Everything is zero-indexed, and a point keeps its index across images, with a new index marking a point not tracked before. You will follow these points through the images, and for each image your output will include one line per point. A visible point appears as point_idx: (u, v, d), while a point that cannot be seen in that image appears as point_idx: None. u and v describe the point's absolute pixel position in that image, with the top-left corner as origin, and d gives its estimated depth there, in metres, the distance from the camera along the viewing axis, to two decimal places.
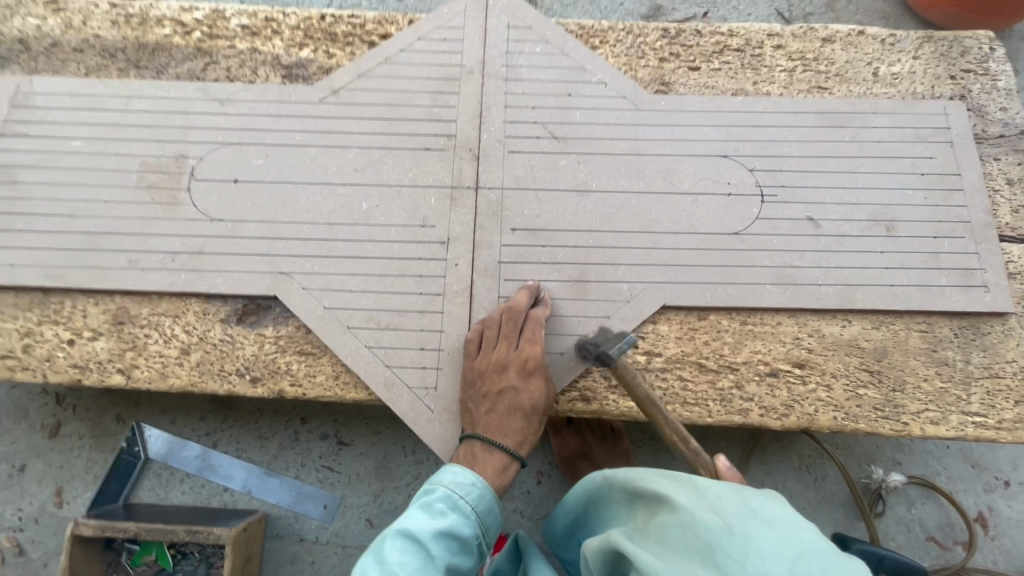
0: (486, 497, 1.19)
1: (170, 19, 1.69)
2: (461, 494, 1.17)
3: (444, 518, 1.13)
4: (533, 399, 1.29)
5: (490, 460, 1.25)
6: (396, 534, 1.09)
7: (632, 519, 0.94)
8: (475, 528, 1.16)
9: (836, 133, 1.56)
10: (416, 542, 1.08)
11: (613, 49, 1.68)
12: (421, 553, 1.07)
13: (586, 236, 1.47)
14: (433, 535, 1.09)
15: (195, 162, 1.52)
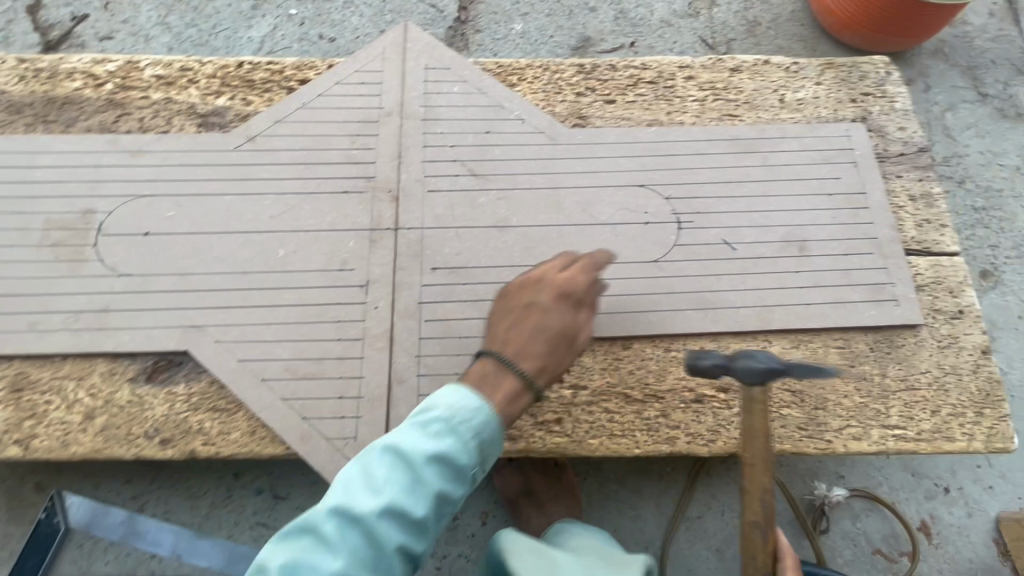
0: (490, 427, 1.06)
1: (81, 73, 1.66)
2: (456, 422, 1.04)
3: (421, 463, 0.99)
4: (552, 325, 1.24)
5: (485, 367, 1.16)
6: (354, 487, 0.96)
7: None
8: (469, 458, 1.03)
9: (747, 158, 1.61)
10: (378, 499, 0.95)
11: (530, 86, 1.72)
12: (391, 506, 0.94)
13: (508, 271, 1.46)
14: (405, 485, 0.96)
15: (102, 217, 1.47)
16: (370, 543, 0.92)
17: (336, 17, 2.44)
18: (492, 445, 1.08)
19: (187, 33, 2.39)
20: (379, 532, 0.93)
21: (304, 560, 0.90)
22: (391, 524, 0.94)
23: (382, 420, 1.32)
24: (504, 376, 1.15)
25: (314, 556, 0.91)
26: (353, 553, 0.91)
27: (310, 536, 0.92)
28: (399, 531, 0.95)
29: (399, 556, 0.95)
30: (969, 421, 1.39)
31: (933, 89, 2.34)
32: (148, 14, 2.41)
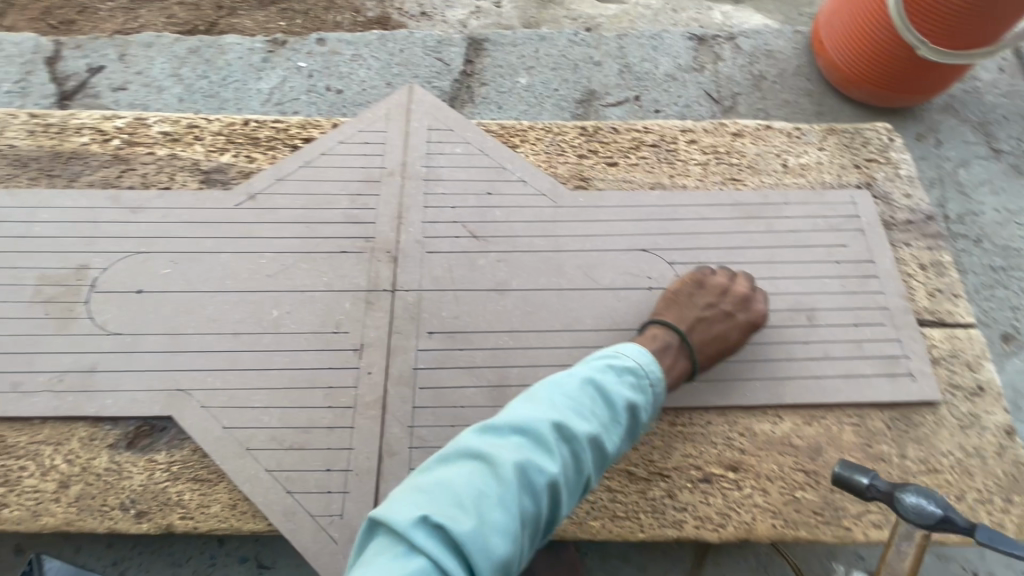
0: (663, 393, 1.15)
1: (89, 128, 1.69)
2: (647, 376, 1.11)
3: (631, 406, 1.06)
4: (721, 333, 1.36)
5: (660, 344, 1.32)
6: (529, 431, 0.94)
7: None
8: (650, 406, 1.11)
9: (752, 223, 1.59)
10: (561, 440, 0.96)
11: (533, 147, 1.72)
12: (574, 449, 0.96)
13: (507, 337, 1.42)
14: (594, 428, 0.99)
15: (97, 273, 1.45)
16: (559, 484, 0.93)
17: (343, 69, 2.49)
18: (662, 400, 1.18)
19: (198, 84, 2.45)
20: (563, 475, 0.94)
21: (487, 498, 0.86)
22: (572, 466, 0.95)
23: (371, 496, 1.25)
24: (663, 358, 1.31)
25: (498, 494, 0.87)
26: (538, 491, 0.90)
27: (489, 475, 0.88)
28: (575, 474, 0.96)
29: (567, 500, 0.96)
30: (998, 509, 1.30)
31: (945, 144, 2.37)
32: (162, 67, 2.48)
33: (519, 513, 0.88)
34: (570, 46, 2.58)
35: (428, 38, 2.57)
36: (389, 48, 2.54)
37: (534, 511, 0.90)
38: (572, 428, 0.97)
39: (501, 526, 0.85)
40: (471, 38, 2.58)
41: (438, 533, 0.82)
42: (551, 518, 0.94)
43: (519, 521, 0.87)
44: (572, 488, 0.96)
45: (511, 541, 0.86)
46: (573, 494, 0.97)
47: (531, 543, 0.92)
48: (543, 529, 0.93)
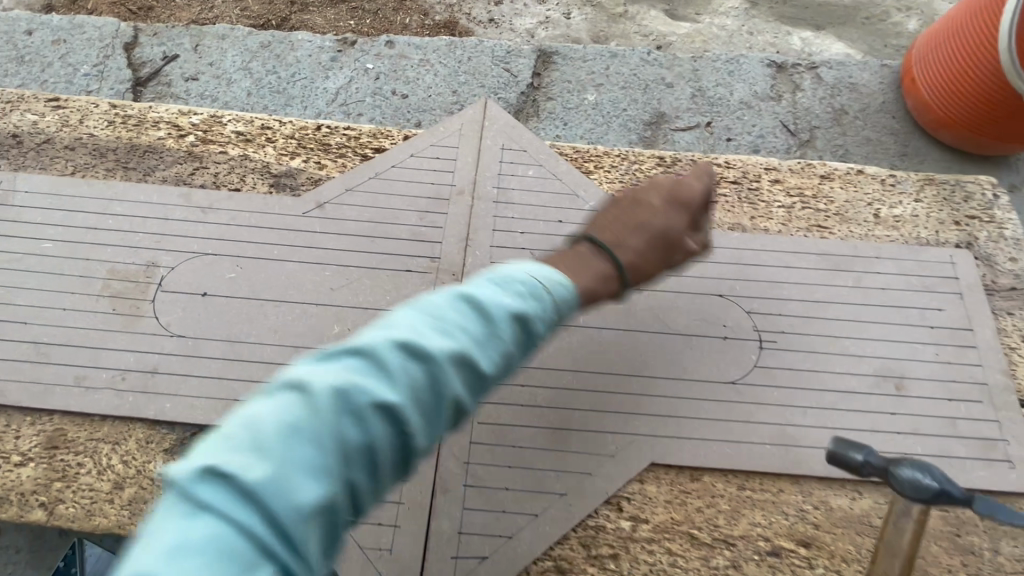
0: (549, 310, 0.85)
1: (166, 122, 1.70)
2: (544, 294, 0.85)
3: (476, 333, 0.76)
4: (666, 223, 1.17)
5: (575, 259, 1.05)
6: (393, 346, 0.71)
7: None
8: (543, 325, 0.84)
9: (839, 276, 1.48)
10: (410, 356, 0.71)
11: (607, 175, 1.65)
12: (394, 371, 0.69)
13: (570, 376, 1.35)
14: (434, 349, 0.72)
15: (164, 272, 1.45)
16: (407, 412, 0.69)
17: (410, 74, 2.47)
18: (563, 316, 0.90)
19: (266, 79, 2.46)
20: (411, 399, 0.70)
21: (331, 427, 0.65)
22: (408, 397, 0.69)
23: (421, 533, 1.20)
24: (590, 270, 1.04)
25: (340, 423, 0.65)
26: (358, 422, 0.66)
27: (324, 401, 0.66)
28: (399, 408, 0.68)
29: (436, 431, 0.73)
30: None
31: None
32: (233, 59, 2.50)
33: (359, 448, 0.66)
34: (642, 66, 2.50)
35: (497, 48, 2.54)
36: (457, 55, 2.52)
37: (357, 449, 0.66)
38: (393, 345, 0.71)
39: (340, 458, 0.65)
40: (540, 50, 2.52)
41: (274, 468, 0.61)
42: (397, 451, 0.70)
43: (367, 452, 0.67)
44: (421, 423, 0.71)
45: (356, 472, 0.66)
46: (428, 416, 0.71)
47: (384, 482, 0.70)
48: (404, 465, 0.71)
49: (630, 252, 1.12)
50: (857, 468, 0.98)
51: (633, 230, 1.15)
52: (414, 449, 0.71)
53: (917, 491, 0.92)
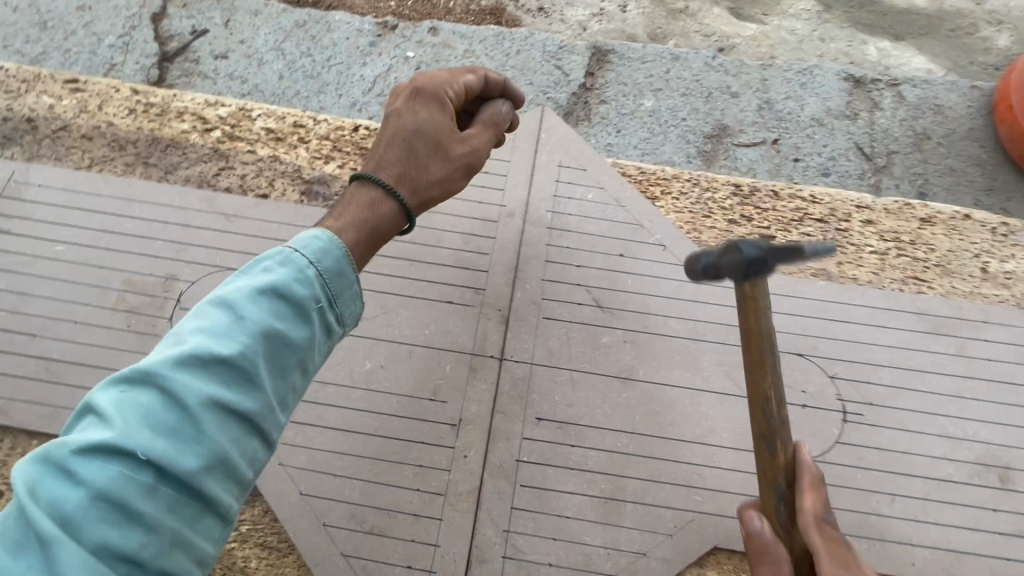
0: (290, 279, 0.80)
1: (191, 113, 1.55)
2: (299, 267, 0.82)
3: (216, 324, 0.76)
4: (424, 127, 1.06)
5: (366, 193, 0.98)
6: (144, 379, 0.72)
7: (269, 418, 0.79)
8: (309, 299, 0.81)
9: (937, 341, 1.32)
10: (139, 386, 0.72)
11: (676, 203, 1.49)
12: (162, 392, 0.71)
13: (627, 439, 1.20)
14: (189, 358, 0.73)
15: (184, 286, 1.33)
16: (140, 434, 0.68)
17: (453, 65, 2.29)
18: (338, 283, 0.85)
19: (300, 63, 2.29)
20: (152, 421, 0.70)
21: (80, 487, 0.66)
22: (168, 415, 0.70)
23: None
24: (358, 203, 0.97)
25: (89, 480, 0.66)
26: (115, 464, 0.67)
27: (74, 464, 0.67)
28: (168, 423, 0.70)
29: (217, 434, 0.72)
30: None
31: None
32: (265, 38, 2.34)
33: (123, 492, 0.66)
34: (706, 71, 2.28)
35: (549, 42, 2.34)
36: (506, 47, 2.33)
37: (121, 492, 0.66)
38: (147, 372, 0.72)
39: (94, 515, 0.65)
40: (595, 47, 2.34)
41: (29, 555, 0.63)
42: (170, 469, 0.68)
43: (129, 493, 0.66)
44: (190, 431, 0.70)
45: (116, 519, 0.65)
46: (193, 431, 0.71)
47: (184, 512, 0.70)
48: (194, 487, 0.70)
49: (414, 180, 1.03)
50: (698, 271, 0.98)
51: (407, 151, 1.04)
52: (192, 462, 0.70)
53: (741, 271, 0.92)
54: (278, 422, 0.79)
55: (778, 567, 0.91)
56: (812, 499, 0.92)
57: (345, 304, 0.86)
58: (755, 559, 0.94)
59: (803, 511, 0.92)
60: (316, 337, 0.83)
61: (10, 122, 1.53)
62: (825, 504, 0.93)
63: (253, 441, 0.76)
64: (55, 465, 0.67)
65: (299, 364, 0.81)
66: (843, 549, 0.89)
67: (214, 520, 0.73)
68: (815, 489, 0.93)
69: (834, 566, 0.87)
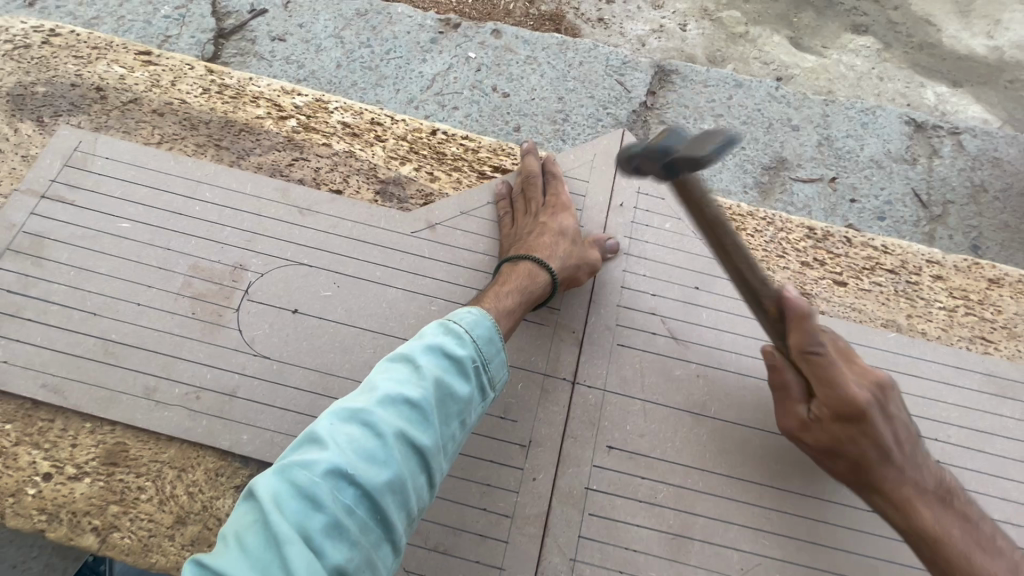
0: (456, 347, 1.01)
1: (266, 100, 1.52)
2: (466, 330, 1.03)
3: (401, 374, 0.96)
4: (560, 233, 1.30)
5: (522, 270, 1.24)
6: (349, 415, 0.91)
7: (439, 445, 0.95)
8: (471, 357, 1.02)
9: (1004, 405, 1.31)
10: (347, 422, 0.90)
11: (749, 239, 1.48)
12: (365, 427, 0.90)
13: (696, 476, 1.19)
14: (386, 401, 0.93)
15: (252, 278, 1.29)
16: (353, 464, 0.86)
17: (514, 70, 2.26)
18: (488, 350, 1.04)
19: (359, 53, 2.25)
20: (362, 454, 0.87)
21: (304, 500, 0.81)
22: (370, 445, 0.88)
23: None
24: (510, 292, 1.20)
25: (313, 497, 0.82)
26: (331, 483, 0.83)
27: (295, 482, 0.83)
28: (369, 455, 0.88)
29: (401, 466, 0.89)
30: None
31: None
32: (325, 24, 2.29)
33: (335, 509, 0.82)
34: (768, 101, 2.27)
35: (613, 56, 2.31)
36: (569, 57, 2.30)
37: (336, 509, 0.82)
38: (351, 410, 0.91)
39: (319, 528, 0.80)
40: (658, 66, 2.31)
41: (256, 558, 0.77)
42: (374, 497, 0.86)
43: (343, 511, 0.83)
44: (387, 463, 0.88)
45: (331, 536, 0.81)
46: (387, 467, 0.88)
47: (370, 535, 0.85)
48: (383, 512, 0.86)
49: (556, 263, 1.25)
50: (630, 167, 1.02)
51: (554, 235, 1.29)
52: (384, 487, 0.87)
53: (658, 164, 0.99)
54: (439, 464, 0.96)
55: (791, 387, 1.16)
56: (797, 336, 1.10)
57: (495, 366, 1.05)
58: (780, 387, 1.18)
59: (793, 349, 1.12)
60: (474, 393, 1.02)
61: (77, 89, 1.48)
62: (813, 339, 1.10)
63: (422, 478, 0.93)
64: (281, 481, 0.83)
65: (459, 415, 0.99)
66: (825, 366, 1.10)
67: (387, 544, 0.88)
68: (800, 327, 1.10)
69: (820, 385, 1.10)
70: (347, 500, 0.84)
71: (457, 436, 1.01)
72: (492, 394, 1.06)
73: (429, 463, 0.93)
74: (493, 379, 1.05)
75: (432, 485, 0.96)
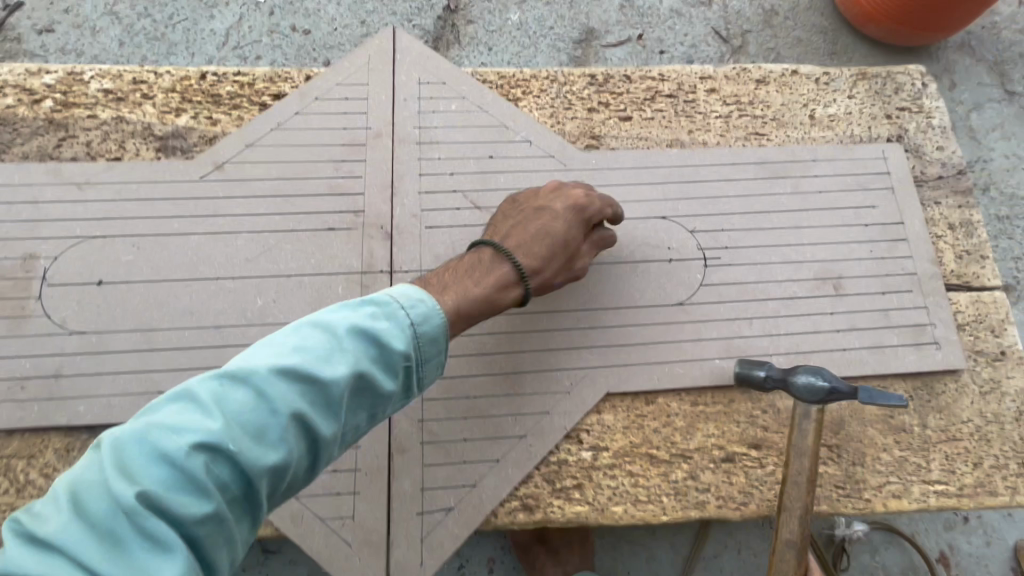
0: (386, 333, 0.88)
1: (12, 86, 1.42)
2: (410, 319, 0.91)
3: (321, 349, 0.84)
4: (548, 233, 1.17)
5: (496, 272, 1.10)
6: (244, 379, 0.80)
7: (338, 433, 0.86)
8: (407, 353, 0.90)
9: (777, 185, 1.48)
10: (246, 388, 0.79)
11: (536, 100, 1.54)
12: (260, 399, 0.79)
13: (518, 320, 1.31)
14: (296, 376, 0.81)
15: (45, 264, 1.27)
16: (236, 442, 0.76)
17: (308, 5, 2.18)
18: (429, 348, 0.94)
19: (139, 25, 2.11)
20: (254, 431, 0.78)
21: (167, 466, 0.73)
22: (261, 423, 0.78)
23: (383, 496, 1.18)
24: (475, 292, 1.06)
25: (178, 467, 0.73)
26: (203, 457, 0.75)
27: (160, 445, 0.74)
28: (257, 433, 0.78)
29: (292, 450, 0.81)
30: (1012, 474, 1.32)
31: (961, 86, 2.25)
32: (93, 3, 2.12)
33: (204, 485, 0.74)
34: None
35: None
36: None
37: (202, 484, 0.74)
38: (250, 377, 0.80)
39: (180, 498, 0.73)
40: None
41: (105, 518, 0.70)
42: (250, 478, 0.78)
43: (213, 488, 0.75)
44: (277, 445, 0.79)
45: (195, 509, 0.73)
46: (273, 450, 0.79)
47: (237, 510, 0.79)
48: (255, 494, 0.78)
49: None
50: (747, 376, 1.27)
51: (554, 245, 1.17)
52: (266, 471, 0.78)
53: (814, 394, 1.18)
54: (335, 453, 0.88)
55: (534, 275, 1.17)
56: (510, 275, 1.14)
57: (429, 366, 0.95)
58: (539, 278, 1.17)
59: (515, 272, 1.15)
60: (399, 390, 0.92)
61: None
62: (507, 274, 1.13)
63: (310, 464, 0.85)
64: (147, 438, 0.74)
65: (372, 406, 0.90)
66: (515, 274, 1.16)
67: (253, 521, 0.82)
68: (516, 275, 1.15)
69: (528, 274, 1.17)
70: (219, 477, 0.76)
71: (366, 424, 0.93)
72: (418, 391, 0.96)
73: (319, 453, 0.85)
74: (423, 380, 0.95)
75: (323, 471, 0.88)
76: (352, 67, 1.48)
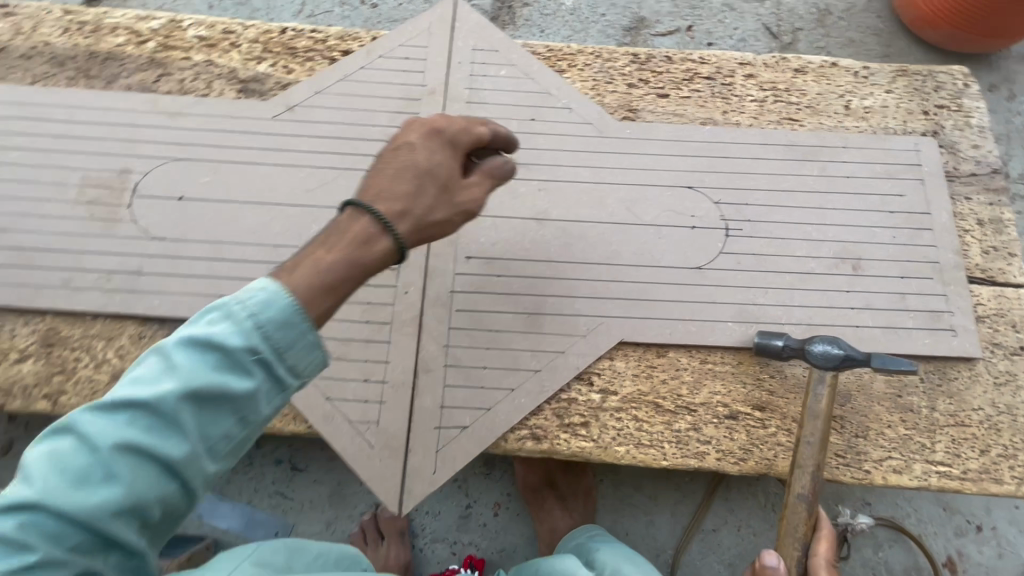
0: (218, 340, 0.75)
1: (124, 28, 1.63)
2: (249, 313, 0.77)
3: (149, 372, 0.74)
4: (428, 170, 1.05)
5: (353, 231, 0.94)
6: (70, 424, 0.72)
7: (197, 454, 0.75)
8: (252, 348, 0.76)
9: (805, 167, 1.53)
10: (72, 437, 0.72)
11: (580, 73, 1.65)
12: (86, 441, 0.71)
13: (543, 266, 1.41)
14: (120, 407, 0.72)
15: (137, 178, 1.46)
16: (57, 492, 0.68)
17: None
18: (286, 335, 0.79)
19: None
20: (82, 475, 0.69)
21: None
22: (88, 463, 0.70)
23: (406, 408, 1.30)
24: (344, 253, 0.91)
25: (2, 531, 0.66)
26: (27, 515, 0.67)
27: None
28: (85, 477, 0.69)
29: (131, 481, 0.70)
30: (1020, 464, 1.33)
31: (1014, 99, 2.23)
32: None
33: (30, 546, 0.66)
34: None
35: None
36: None
37: (26, 547, 0.66)
38: (77, 420, 0.72)
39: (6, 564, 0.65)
40: None
41: None
42: (87, 524, 0.68)
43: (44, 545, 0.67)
44: (109, 481, 0.69)
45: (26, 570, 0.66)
46: (106, 492, 0.69)
47: (93, 558, 0.70)
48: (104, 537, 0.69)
49: None
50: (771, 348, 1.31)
51: (421, 175, 1.03)
52: (103, 513, 0.69)
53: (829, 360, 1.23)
54: (204, 470, 0.76)
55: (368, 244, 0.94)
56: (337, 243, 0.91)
57: (295, 351, 0.80)
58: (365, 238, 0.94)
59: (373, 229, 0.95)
60: (259, 387, 0.77)
61: None
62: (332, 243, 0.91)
63: (174, 487, 0.74)
64: None
65: (235, 414, 0.77)
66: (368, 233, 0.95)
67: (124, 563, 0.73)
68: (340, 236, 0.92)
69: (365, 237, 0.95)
70: (47, 535, 0.67)
71: (241, 435, 0.79)
72: (296, 384, 0.82)
73: (179, 476, 0.74)
74: (288, 371, 0.80)
75: (197, 491, 0.77)
76: (413, 32, 1.63)
